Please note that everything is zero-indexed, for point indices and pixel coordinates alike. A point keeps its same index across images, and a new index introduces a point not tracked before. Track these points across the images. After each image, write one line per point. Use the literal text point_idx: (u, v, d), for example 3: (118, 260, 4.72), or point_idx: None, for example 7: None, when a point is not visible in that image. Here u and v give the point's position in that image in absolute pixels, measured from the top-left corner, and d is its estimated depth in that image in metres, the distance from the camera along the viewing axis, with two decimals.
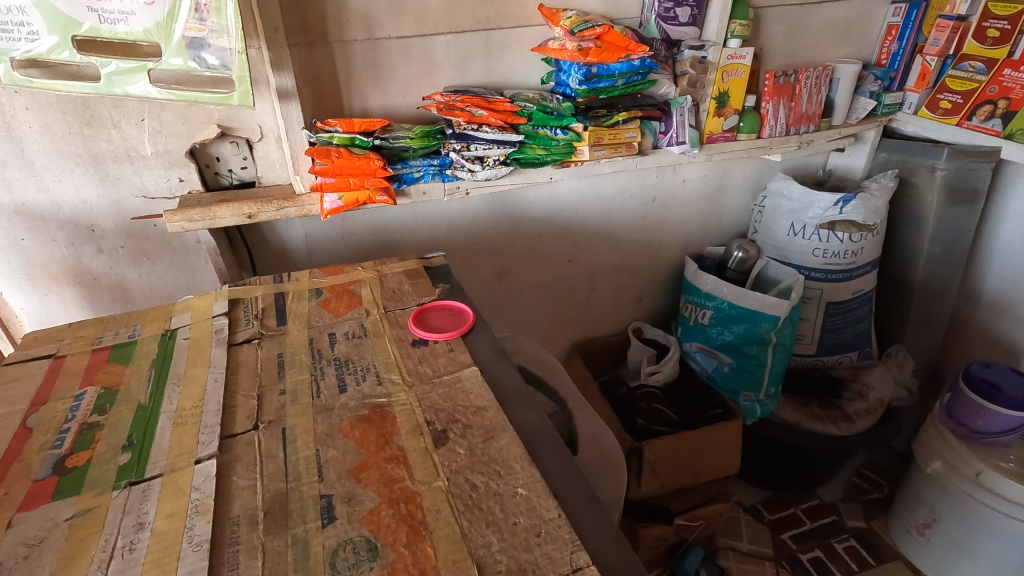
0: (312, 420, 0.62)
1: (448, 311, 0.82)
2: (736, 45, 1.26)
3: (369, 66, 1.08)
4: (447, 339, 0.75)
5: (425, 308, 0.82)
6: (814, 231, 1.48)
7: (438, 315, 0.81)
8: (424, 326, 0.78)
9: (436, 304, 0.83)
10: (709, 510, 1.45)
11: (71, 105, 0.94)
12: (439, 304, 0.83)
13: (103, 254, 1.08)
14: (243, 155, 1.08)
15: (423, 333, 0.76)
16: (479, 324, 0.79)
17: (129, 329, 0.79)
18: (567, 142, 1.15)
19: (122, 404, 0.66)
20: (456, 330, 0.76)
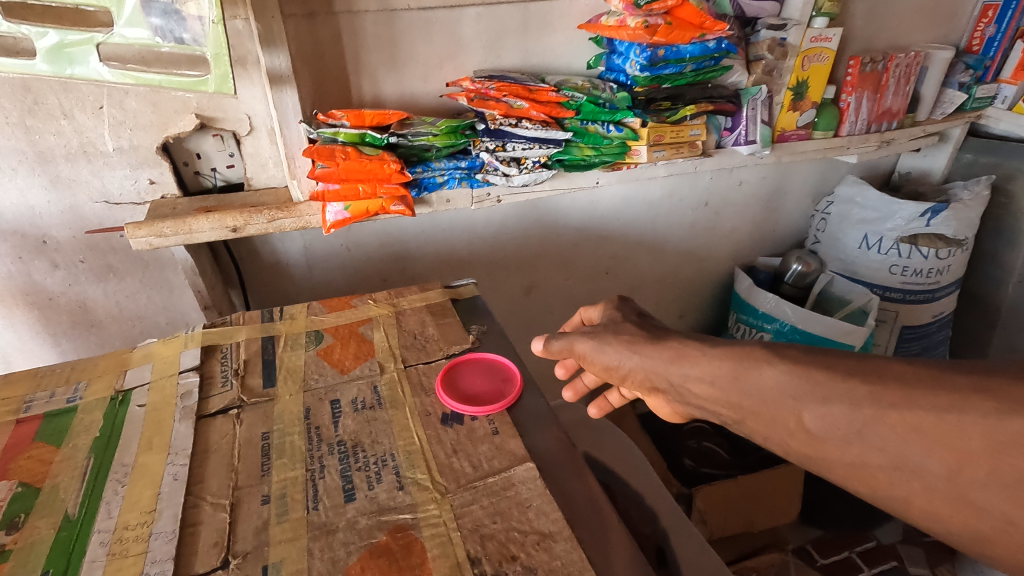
0: (305, 552, 0.44)
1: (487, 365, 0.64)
2: (822, 25, 1.05)
3: (382, 44, 0.88)
4: (488, 413, 0.57)
5: (455, 360, 0.64)
6: (892, 245, 1.28)
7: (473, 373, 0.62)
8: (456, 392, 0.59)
9: (469, 355, 0.65)
10: (759, 560, 1.20)
11: (7, 87, 0.74)
12: (475, 355, 0.64)
13: (58, 270, 0.89)
14: (229, 151, 0.88)
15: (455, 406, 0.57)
16: (529, 388, 0.61)
17: (69, 389, 0.60)
18: (621, 141, 0.95)
19: (41, 515, 0.47)
20: (500, 401, 0.58)
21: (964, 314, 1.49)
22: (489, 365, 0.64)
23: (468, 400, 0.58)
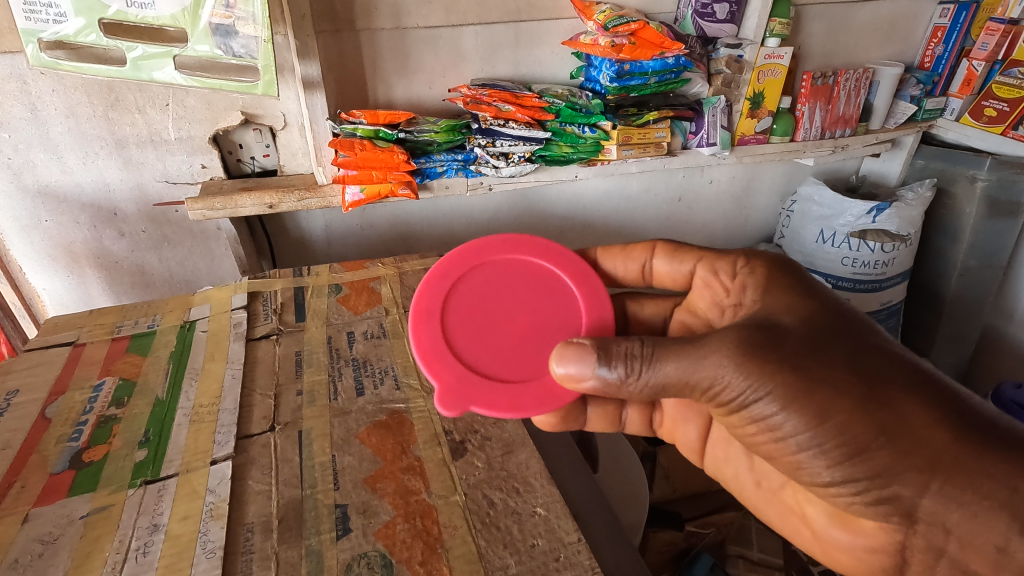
0: (328, 423, 0.62)
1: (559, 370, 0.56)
2: (774, 44, 1.20)
3: (395, 55, 1.06)
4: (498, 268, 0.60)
5: (530, 411, 0.54)
6: (844, 239, 1.43)
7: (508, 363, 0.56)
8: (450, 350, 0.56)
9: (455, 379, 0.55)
10: (721, 517, 1.28)
11: (96, 88, 0.93)
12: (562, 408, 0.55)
13: (124, 238, 1.08)
14: (265, 143, 1.07)
15: (412, 333, 0.57)
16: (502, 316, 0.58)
17: (148, 319, 0.79)
18: (595, 140, 1.12)
19: (139, 397, 0.65)
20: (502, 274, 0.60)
21: (915, 306, 1.64)
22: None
23: (443, 336, 0.56)
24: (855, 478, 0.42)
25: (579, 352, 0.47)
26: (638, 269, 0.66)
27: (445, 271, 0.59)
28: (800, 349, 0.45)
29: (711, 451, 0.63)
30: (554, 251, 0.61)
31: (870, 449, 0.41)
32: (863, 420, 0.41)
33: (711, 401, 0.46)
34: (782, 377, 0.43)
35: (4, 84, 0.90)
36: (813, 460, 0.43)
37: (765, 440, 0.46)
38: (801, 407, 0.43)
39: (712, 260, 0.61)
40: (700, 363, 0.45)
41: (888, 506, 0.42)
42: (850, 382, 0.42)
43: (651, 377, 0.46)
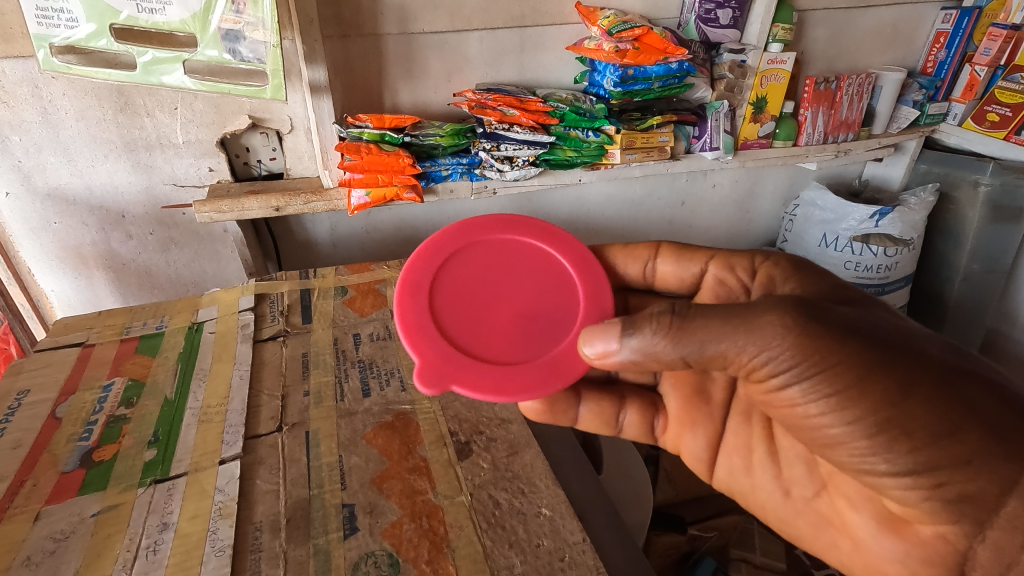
0: (335, 424, 0.62)
1: (547, 355, 0.55)
2: (778, 50, 1.20)
3: (401, 60, 1.07)
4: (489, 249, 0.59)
5: (513, 395, 0.53)
6: (847, 243, 1.43)
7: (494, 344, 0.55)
8: (436, 326, 0.56)
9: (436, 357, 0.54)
10: (723, 520, 1.28)
11: (106, 92, 0.94)
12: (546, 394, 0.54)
13: (131, 240, 1.09)
14: (272, 146, 1.07)
15: (398, 306, 0.56)
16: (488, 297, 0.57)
17: (156, 320, 0.79)
18: (599, 144, 1.11)
19: (148, 397, 0.66)
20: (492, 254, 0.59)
21: (918, 310, 1.64)
22: (546, 353, 0.55)
23: (429, 312, 0.56)
24: (937, 463, 0.41)
25: (605, 328, 0.49)
26: (641, 268, 0.68)
27: (439, 246, 0.59)
28: (865, 327, 0.45)
29: (723, 462, 0.63)
30: (551, 233, 0.61)
31: (960, 429, 0.40)
32: (945, 397, 0.41)
33: (769, 378, 0.45)
34: (858, 349, 0.43)
35: (16, 88, 0.91)
36: (889, 442, 0.42)
37: (827, 423, 0.44)
38: (880, 385, 0.42)
39: (725, 259, 0.63)
40: (755, 329, 0.44)
41: (966, 505, 0.42)
42: (925, 360, 0.43)
43: (701, 339, 0.45)
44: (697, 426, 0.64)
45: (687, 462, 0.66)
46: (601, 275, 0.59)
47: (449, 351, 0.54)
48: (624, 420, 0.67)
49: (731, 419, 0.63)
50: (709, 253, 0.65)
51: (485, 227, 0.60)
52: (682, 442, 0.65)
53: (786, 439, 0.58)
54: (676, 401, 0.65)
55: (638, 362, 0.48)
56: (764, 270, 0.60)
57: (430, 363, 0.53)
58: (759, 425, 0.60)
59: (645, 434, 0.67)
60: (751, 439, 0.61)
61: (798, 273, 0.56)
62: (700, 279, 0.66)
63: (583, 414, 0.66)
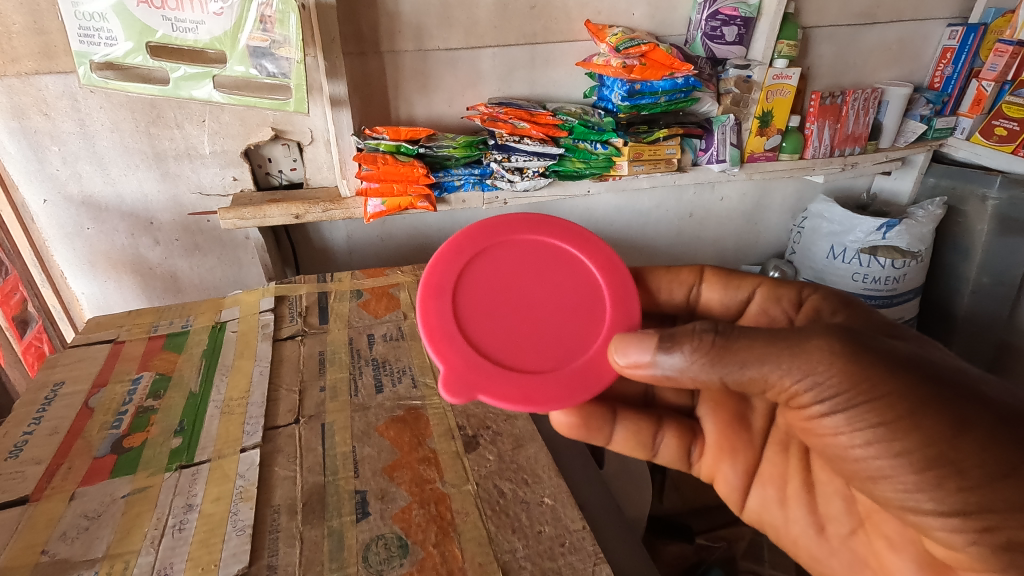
0: (349, 417, 0.65)
1: (574, 363, 0.57)
2: (782, 65, 1.23)
3: (417, 76, 1.12)
4: (510, 250, 0.60)
5: (540, 404, 0.55)
6: (854, 255, 1.44)
7: (521, 351, 0.56)
8: (460, 332, 0.57)
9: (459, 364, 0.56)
10: (732, 530, 1.28)
11: (139, 105, 1.00)
12: (573, 404, 0.56)
13: (158, 246, 1.14)
14: (293, 157, 1.12)
15: (421, 309, 0.58)
16: (510, 301, 0.58)
17: (182, 319, 0.83)
18: (607, 156, 1.15)
19: (175, 390, 0.70)
20: (512, 255, 0.60)
21: (929, 324, 1.64)
22: (572, 360, 0.57)
23: (452, 317, 0.57)
24: (991, 507, 0.42)
25: (640, 339, 0.48)
26: (686, 293, 0.69)
27: (460, 247, 0.60)
28: (920, 362, 0.46)
29: (756, 492, 0.64)
30: (576, 233, 0.62)
31: (1016, 471, 0.41)
32: (1004, 439, 0.41)
33: (813, 405, 0.46)
34: (912, 384, 0.43)
35: (56, 102, 0.97)
36: (939, 478, 0.43)
37: (872, 455, 0.45)
38: (933, 422, 0.42)
39: (773, 286, 0.63)
40: (802, 353, 0.45)
41: (1018, 555, 0.41)
42: (982, 399, 0.43)
43: (743, 359, 0.45)
44: (736, 454, 0.63)
45: (720, 491, 0.66)
46: (628, 280, 0.60)
47: (474, 359, 0.56)
48: (659, 443, 0.66)
49: (769, 447, 0.63)
50: (757, 280, 0.65)
51: (509, 226, 0.61)
52: (719, 470, 0.64)
53: (824, 474, 0.59)
54: (714, 427, 0.65)
55: (672, 377, 0.48)
56: (812, 302, 0.60)
57: (456, 371, 0.55)
58: (798, 456, 0.61)
59: (680, 459, 0.66)
60: (787, 471, 0.61)
61: (848, 309, 0.57)
62: (745, 306, 0.66)
63: (616, 435, 0.64)
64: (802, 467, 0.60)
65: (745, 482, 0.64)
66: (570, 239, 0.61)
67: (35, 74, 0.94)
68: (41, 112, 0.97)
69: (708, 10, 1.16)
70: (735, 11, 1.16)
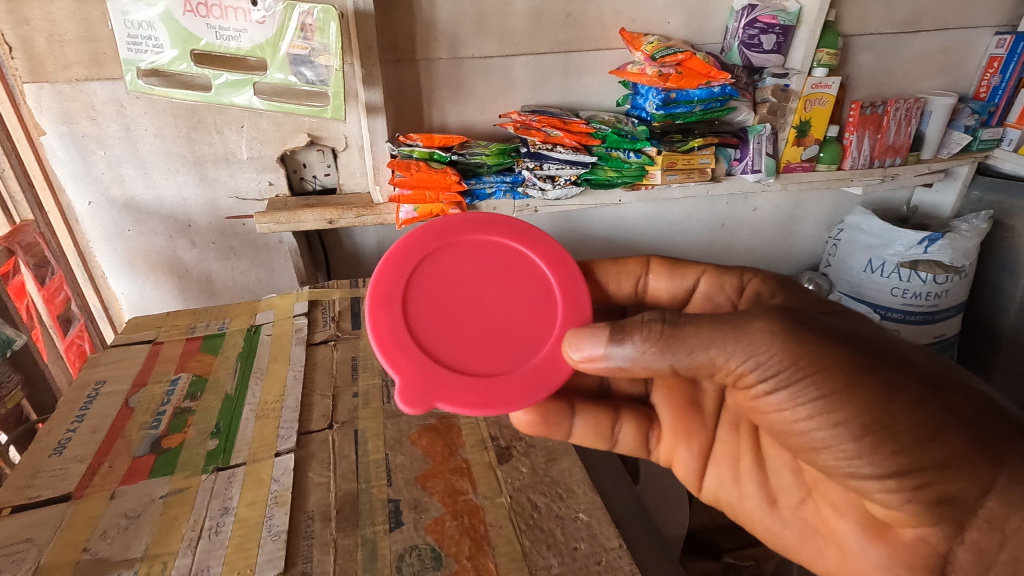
0: (381, 424, 0.66)
1: (530, 361, 0.57)
2: (822, 74, 1.20)
3: (450, 83, 1.12)
4: (458, 251, 0.59)
5: (500, 406, 0.55)
6: (894, 269, 1.40)
7: (476, 355, 0.56)
8: (414, 341, 0.56)
9: (414, 373, 0.55)
10: (762, 550, 1.25)
11: (181, 111, 1.03)
12: (532, 402, 0.56)
13: (195, 248, 1.16)
14: (327, 163, 1.14)
15: (371, 320, 0.56)
16: (461, 303, 0.58)
17: (218, 322, 0.85)
18: (640, 165, 1.14)
19: (211, 392, 0.71)
20: (459, 256, 0.59)
21: (971, 342, 1.59)
22: (527, 360, 0.57)
23: (404, 326, 0.56)
24: (922, 465, 0.44)
25: (593, 332, 0.50)
26: (632, 284, 0.70)
27: (407, 253, 0.58)
28: (853, 338, 0.49)
29: (712, 472, 0.65)
30: (523, 231, 0.61)
31: (940, 432, 0.44)
32: (928, 403, 0.45)
33: (758, 384, 0.47)
34: (844, 356, 0.46)
35: (103, 107, 1.00)
36: (875, 444, 0.45)
37: (814, 427, 0.47)
38: (866, 392, 0.45)
39: (716, 274, 0.66)
40: (745, 335, 0.47)
41: (949, 507, 0.45)
42: (909, 368, 0.47)
43: (691, 345, 0.47)
44: (691, 436, 0.65)
45: (678, 475, 0.67)
46: (576, 275, 0.60)
47: (430, 367, 0.55)
48: (618, 433, 0.66)
49: (721, 428, 0.64)
50: (700, 268, 0.68)
51: (456, 228, 0.60)
52: (676, 453, 0.66)
53: (773, 449, 0.61)
54: (669, 413, 0.66)
55: (626, 368, 0.49)
56: (752, 287, 0.64)
57: (413, 381, 0.54)
58: (747, 434, 0.63)
59: (639, 447, 0.66)
60: (739, 449, 0.63)
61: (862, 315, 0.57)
62: (691, 294, 0.69)
63: (576, 428, 0.63)
64: (751, 444, 0.62)
65: (700, 463, 0.65)
66: (518, 237, 0.60)
67: (84, 81, 0.97)
68: (88, 117, 1.00)
69: (746, 19, 1.14)
70: (774, 19, 1.14)
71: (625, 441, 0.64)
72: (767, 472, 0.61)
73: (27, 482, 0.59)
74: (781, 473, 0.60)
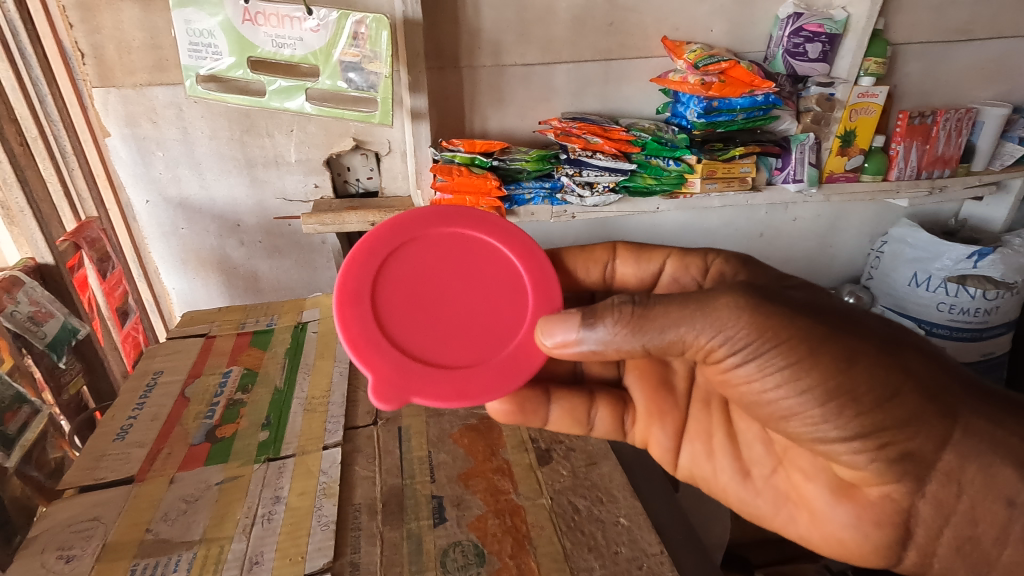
0: (425, 422, 0.69)
1: (502, 352, 0.56)
2: (869, 83, 1.19)
3: (492, 90, 1.14)
4: (426, 243, 0.57)
5: (474, 397, 0.55)
6: (940, 283, 1.36)
7: (447, 348, 0.55)
8: (384, 337, 0.55)
9: (385, 369, 0.54)
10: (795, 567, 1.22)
11: (235, 115, 1.07)
12: (505, 392, 0.56)
13: (243, 247, 1.20)
14: (370, 167, 1.17)
15: (341, 319, 0.55)
16: (432, 296, 0.56)
17: (267, 318, 0.88)
18: (679, 173, 1.14)
19: (261, 386, 0.74)
20: (427, 248, 0.57)
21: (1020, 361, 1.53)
22: (500, 350, 0.56)
23: (373, 322, 0.55)
24: (883, 426, 0.46)
25: (564, 318, 0.50)
26: (600, 271, 0.69)
27: (373, 248, 0.56)
28: (812, 308, 0.49)
29: (687, 449, 0.64)
30: (491, 220, 0.59)
31: (897, 393, 0.46)
32: (886, 364, 0.46)
33: (727, 358, 0.47)
34: (807, 325, 0.46)
35: (163, 111, 1.05)
36: (839, 408, 0.46)
37: (782, 396, 0.48)
38: (829, 358, 0.46)
39: (680, 256, 0.65)
40: (713, 312, 0.47)
41: (908, 463, 0.47)
42: (865, 334, 0.48)
43: (661, 325, 0.47)
44: (665, 416, 0.65)
45: (654, 455, 0.66)
46: (547, 263, 0.58)
47: (402, 363, 0.54)
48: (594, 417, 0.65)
49: (693, 406, 0.64)
50: (666, 251, 0.67)
51: (423, 220, 0.57)
52: (651, 434, 0.65)
53: (744, 422, 0.61)
54: (642, 394, 0.66)
55: (599, 351, 0.49)
56: (717, 266, 0.63)
57: (386, 378, 0.53)
58: (719, 410, 0.63)
59: (615, 431, 0.66)
60: (711, 425, 0.63)
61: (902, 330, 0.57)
62: (657, 276, 0.68)
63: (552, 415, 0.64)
64: (722, 419, 0.63)
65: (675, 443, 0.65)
66: (486, 227, 0.58)
67: (148, 86, 1.02)
68: (150, 120, 1.05)
69: (791, 27, 1.13)
70: (821, 27, 1.12)
71: (600, 424, 0.64)
72: (741, 449, 0.61)
73: (93, 464, 0.63)
74: (753, 448, 0.60)
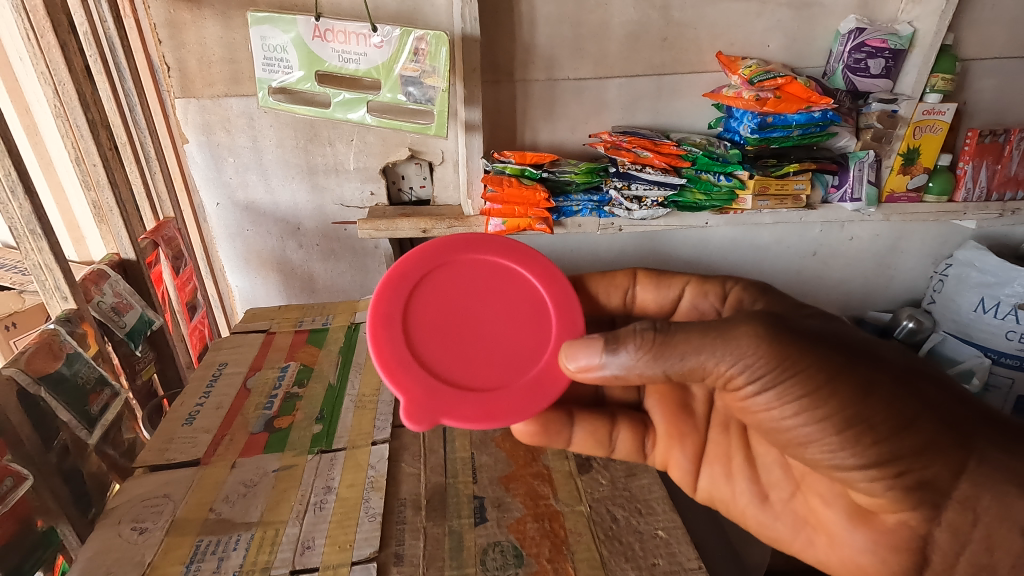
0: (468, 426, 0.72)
1: (527, 375, 0.57)
2: (935, 100, 1.15)
3: (544, 103, 1.17)
4: (453, 270, 0.59)
5: (501, 418, 0.56)
6: (1010, 311, 1.28)
7: (474, 371, 0.56)
8: (415, 359, 0.57)
9: (416, 391, 0.56)
10: None
11: (301, 125, 1.13)
12: (530, 414, 0.57)
13: (301, 249, 1.27)
14: (423, 175, 1.21)
15: (374, 342, 0.57)
16: (460, 319, 0.58)
17: (322, 317, 0.92)
18: (730, 189, 1.12)
19: (316, 381, 0.78)
20: (454, 275, 0.59)
21: None
22: (524, 373, 0.58)
23: (404, 345, 0.57)
24: (900, 456, 0.46)
25: (587, 342, 0.50)
26: (621, 296, 0.70)
27: (404, 275, 0.58)
28: (830, 337, 0.49)
29: (707, 473, 0.64)
30: (514, 248, 0.61)
31: (914, 422, 0.45)
32: (902, 395, 0.46)
33: (746, 386, 0.47)
34: (826, 356, 0.46)
35: (236, 120, 1.12)
36: (857, 437, 0.45)
37: (800, 423, 0.47)
38: (847, 387, 0.45)
39: (699, 283, 0.66)
40: (732, 341, 0.46)
41: (925, 492, 0.46)
42: (882, 365, 0.48)
43: (682, 351, 0.47)
44: (685, 439, 0.64)
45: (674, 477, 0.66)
46: (568, 289, 0.60)
47: (433, 385, 0.56)
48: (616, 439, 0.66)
49: (712, 430, 0.64)
50: (684, 279, 0.67)
51: (453, 248, 0.59)
52: (671, 456, 0.65)
53: (762, 446, 0.60)
54: (661, 417, 0.66)
55: (620, 375, 0.49)
56: (734, 295, 0.64)
57: (417, 399, 0.55)
58: (738, 435, 0.62)
59: (634, 453, 0.66)
60: (730, 449, 0.62)
61: None
62: (676, 305, 0.68)
63: (576, 436, 0.64)
64: (742, 444, 0.62)
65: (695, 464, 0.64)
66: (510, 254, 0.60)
67: (224, 97, 1.10)
68: (224, 129, 1.12)
69: (852, 43, 1.10)
70: (884, 43, 1.09)
71: (620, 447, 0.64)
72: (759, 471, 0.60)
73: (164, 445, 0.68)
74: (773, 471, 0.59)
